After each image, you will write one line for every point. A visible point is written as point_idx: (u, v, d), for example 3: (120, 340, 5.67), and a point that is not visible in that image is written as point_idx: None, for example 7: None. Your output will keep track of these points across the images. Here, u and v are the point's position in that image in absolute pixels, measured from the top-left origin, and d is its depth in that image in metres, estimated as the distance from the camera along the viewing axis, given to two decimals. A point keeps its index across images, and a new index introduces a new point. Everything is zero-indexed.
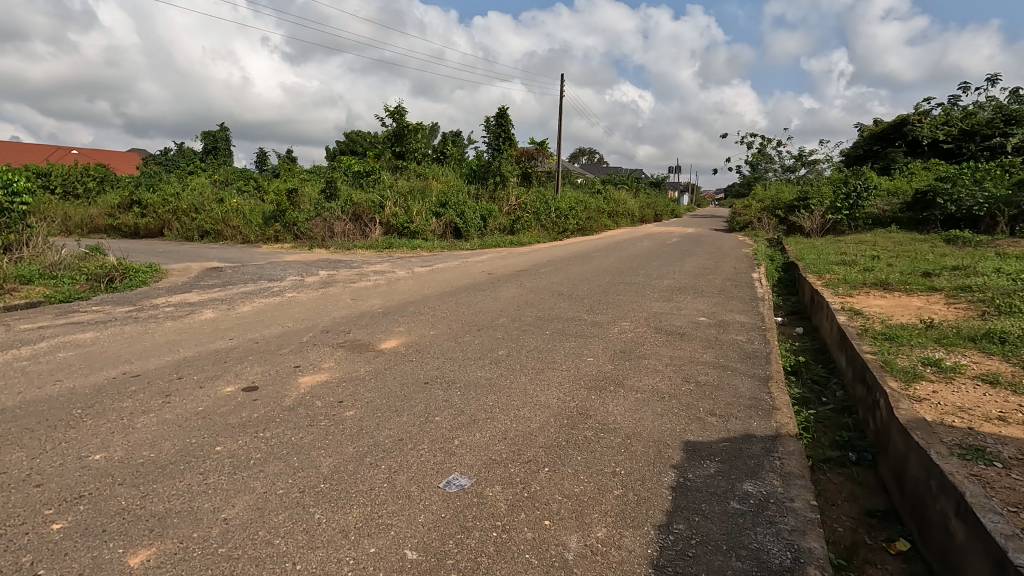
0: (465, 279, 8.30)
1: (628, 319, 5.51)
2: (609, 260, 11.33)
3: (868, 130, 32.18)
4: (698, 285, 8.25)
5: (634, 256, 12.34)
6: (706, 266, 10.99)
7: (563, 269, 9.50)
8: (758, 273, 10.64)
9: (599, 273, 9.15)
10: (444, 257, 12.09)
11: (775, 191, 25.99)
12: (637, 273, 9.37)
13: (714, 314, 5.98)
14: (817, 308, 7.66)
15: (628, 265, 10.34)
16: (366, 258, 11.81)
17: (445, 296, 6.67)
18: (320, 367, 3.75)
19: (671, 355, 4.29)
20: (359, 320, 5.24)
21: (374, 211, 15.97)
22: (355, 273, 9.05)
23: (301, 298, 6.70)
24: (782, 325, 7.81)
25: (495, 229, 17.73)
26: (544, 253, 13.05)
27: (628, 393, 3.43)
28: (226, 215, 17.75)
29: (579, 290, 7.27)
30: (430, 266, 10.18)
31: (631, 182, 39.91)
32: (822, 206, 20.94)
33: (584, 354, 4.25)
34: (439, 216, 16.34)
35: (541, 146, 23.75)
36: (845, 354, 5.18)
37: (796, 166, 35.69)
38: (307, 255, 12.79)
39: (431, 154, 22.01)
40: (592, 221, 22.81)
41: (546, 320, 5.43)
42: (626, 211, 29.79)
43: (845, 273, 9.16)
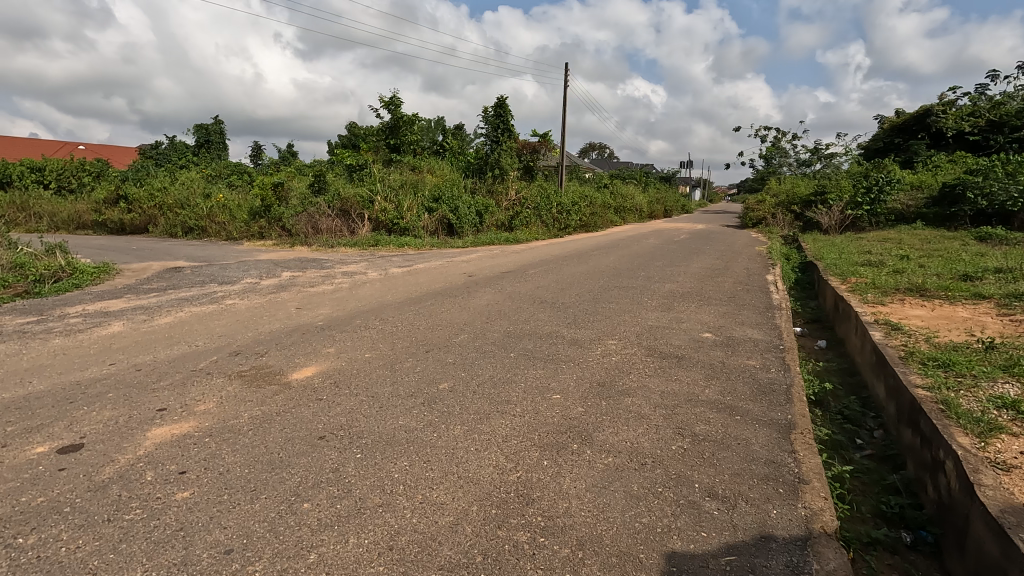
0: (441, 282, 7.39)
1: (615, 337, 4.54)
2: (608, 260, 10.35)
3: (889, 122, 30.78)
4: (704, 289, 7.26)
5: (637, 255, 11.34)
6: (715, 267, 9.97)
7: (554, 270, 8.56)
8: (773, 275, 9.60)
9: (593, 275, 8.19)
10: (429, 256, 11.20)
11: (790, 185, 24.78)
12: (636, 275, 8.38)
13: (722, 329, 4.99)
14: (843, 318, 6.63)
15: (629, 266, 9.36)
16: (346, 257, 10.97)
17: (408, 303, 5.76)
18: (192, 410, 2.84)
19: (662, 390, 3.31)
20: (289, 336, 4.36)
21: (363, 207, 15.16)
22: (323, 274, 8.18)
23: (243, 305, 5.82)
24: (801, 338, 6.79)
25: (492, 226, 16.81)
26: (540, 251, 12.08)
27: (595, 456, 2.47)
28: (212, 211, 17.00)
29: (566, 296, 6.32)
30: (409, 267, 9.29)
31: (640, 176, 38.79)
32: (841, 201, 19.76)
33: (548, 389, 3.29)
34: (431, 211, 15.43)
35: (544, 138, 22.72)
36: (883, 383, 4.18)
37: (812, 159, 34.32)
38: (286, 253, 11.96)
39: (429, 147, 21.11)
40: (596, 217, 21.80)
41: (514, 336, 4.49)
42: (633, 206, 28.70)
43: (873, 277, 8.09)
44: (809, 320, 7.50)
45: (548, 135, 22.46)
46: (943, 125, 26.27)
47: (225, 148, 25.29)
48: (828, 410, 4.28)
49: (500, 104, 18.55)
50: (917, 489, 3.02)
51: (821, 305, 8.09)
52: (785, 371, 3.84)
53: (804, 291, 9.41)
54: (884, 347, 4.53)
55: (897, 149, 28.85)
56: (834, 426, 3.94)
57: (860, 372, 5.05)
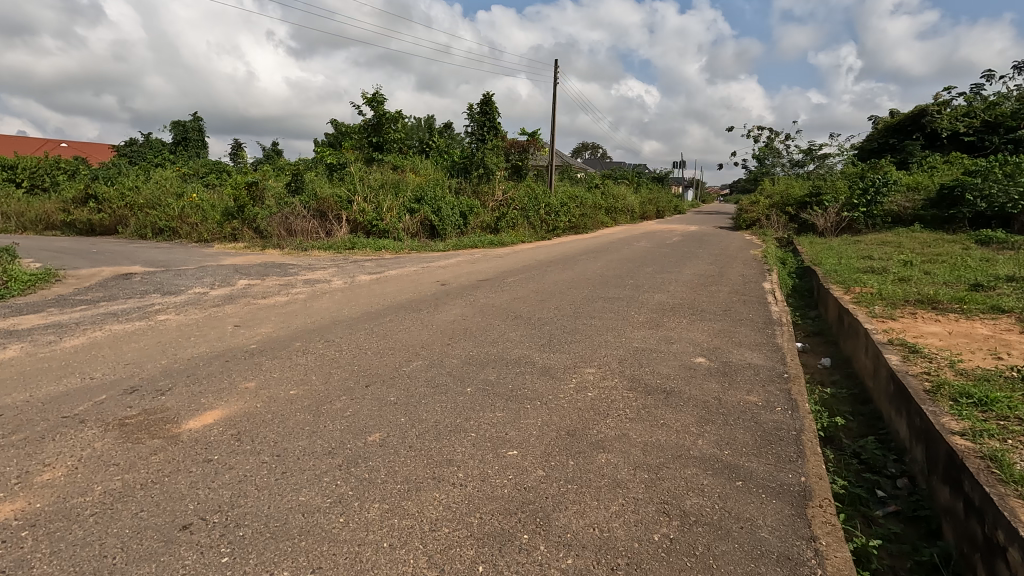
0: (409, 292, 6.74)
1: (593, 364, 3.91)
2: (595, 265, 9.73)
3: (883, 122, 30.39)
4: (696, 300, 6.66)
5: (626, 260, 10.72)
6: (709, 273, 9.39)
7: (537, 278, 7.93)
8: (770, 282, 9.03)
9: (578, 284, 7.56)
10: (405, 260, 10.56)
11: (785, 186, 24.31)
12: (623, 283, 7.77)
13: (717, 352, 4.37)
14: (848, 334, 6.05)
15: (616, 273, 8.75)
16: (317, 262, 10.31)
17: (364, 319, 5.11)
18: (31, 481, 2.18)
19: (645, 443, 2.68)
20: (209, 364, 3.70)
21: (340, 208, 14.48)
22: (283, 282, 7.51)
23: (177, 320, 5.15)
24: (803, 355, 6.18)
25: (477, 227, 16.18)
26: (524, 255, 11.47)
27: (549, 556, 1.84)
28: (184, 212, 16.26)
29: (544, 310, 5.70)
30: (380, 273, 8.62)
31: (632, 176, 38.29)
32: (837, 203, 19.27)
33: (502, 441, 2.65)
34: (413, 213, 14.79)
35: (533, 137, 22.09)
36: (906, 421, 3.57)
37: (805, 160, 33.90)
38: (254, 257, 11.27)
39: (414, 145, 20.42)
40: (586, 218, 21.22)
41: (474, 364, 3.84)
42: (625, 207, 28.16)
43: (878, 285, 7.53)
44: (810, 335, 6.91)
45: (537, 134, 21.85)
46: (937, 125, 25.92)
47: (204, 146, 24.49)
48: (842, 451, 3.66)
49: (486, 101, 17.91)
50: (962, 570, 2.41)
51: (823, 318, 7.50)
52: (793, 410, 3.22)
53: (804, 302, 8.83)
54: (904, 375, 3.92)
55: (892, 149, 28.45)
56: (850, 474, 3.33)
57: (873, 400, 4.45)
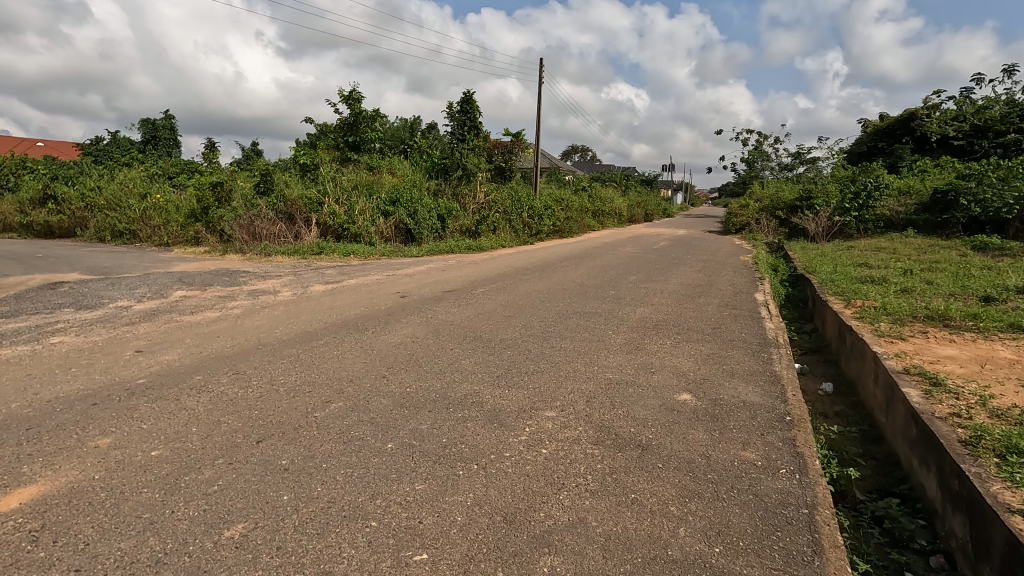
0: (362, 306, 6.00)
1: (553, 406, 3.19)
2: (575, 273, 9.03)
3: (872, 126, 30.09)
4: (683, 315, 5.98)
5: (609, 268, 10.04)
6: (697, 282, 8.75)
7: (509, 289, 7.22)
8: (763, 292, 8.41)
9: (553, 296, 6.85)
10: (372, 267, 9.80)
11: (775, 190, 23.84)
12: (603, 295, 7.08)
13: (705, 385, 3.67)
14: (850, 355, 5.41)
15: (597, 283, 8.05)
16: (277, 269, 9.55)
17: (295, 343, 4.36)
18: None
19: (608, 538, 1.97)
20: (69, 409, 2.93)
21: (310, 210, 13.70)
22: (224, 293, 6.73)
23: (73, 343, 4.36)
24: (802, 378, 5.52)
25: (456, 231, 15.47)
26: (501, 262, 10.75)
27: None
28: (146, 214, 15.38)
29: (509, 330, 4.98)
30: (339, 283, 7.87)
31: (620, 179, 37.77)
32: (828, 207, 18.76)
33: (409, 538, 1.92)
34: (388, 216, 14.08)
35: (517, 138, 21.41)
36: (938, 478, 2.90)
37: (794, 164, 33.52)
38: (210, 263, 10.47)
39: (393, 146, 19.64)
40: (572, 222, 20.58)
41: (406, 407, 3.11)
42: (612, 210, 27.56)
43: (879, 297, 6.92)
44: (808, 355, 6.26)
45: (521, 134, 21.19)
46: (926, 129, 25.62)
47: (176, 145, 23.51)
48: (858, 512, 2.99)
49: (467, 99, 17.20)
50: None
51: (821, 334, 6.87)
52: (802, 475, 2.52)
53: (799, 316, 8.20)
54: (927, 416, 3.26)
55: (881, 153, 28.11)
56: (872, 550, 2.64)
57: (887, 440, 3.79)
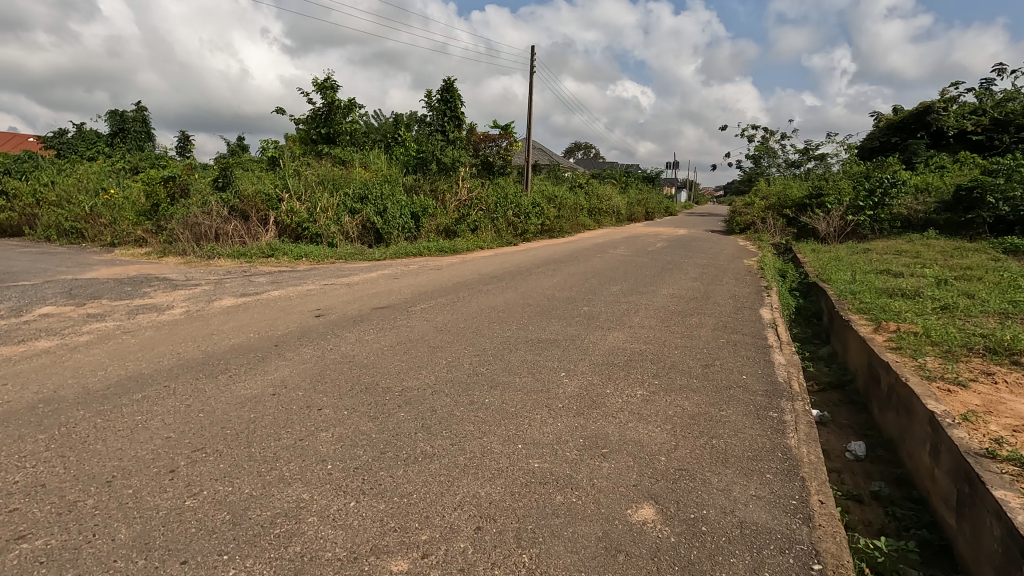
0: (254, 332, 4.68)
1: (412, 549, 1.86)
2: (548, 283, 7.71)
3: (884, 119, 28.51)
4: (668, 345, 4.63)
5: (591, 275, 8.71)
6: (692, 293, 7.42)
7: (458, 305, 5.90)
8: (769, 306, 7.07)
9: (509, 316, 5.52)
10: (316, 273, 8.49)
11: (782, 187, 22.41)
12: (571, 313, 5.75)
13: (683, 486, 2.33)
14: (887, 405, 4.08)
15: (571, 296, 6.72)
16: (206, 275, 8.29)
17: (99, 398, 3.05)
18: None
19: None
20: None
21: (267, 207, 12.45)
22: (98, 311, 5.42)
23: None
24: (823, 432, 4.18)
25: (432, 231, 14.17)
26: (469, 267, 9.43)
27: None
28: (95, 211, 14.14)
29: (424, 373, 3.65)
30: (258, 295, 6.56)
31: (620, 176, 36.31)
32: (841, 205, 17.31)
33: None
34: (354, 214, 12.80)
35: (506, 130, 20.05)
36: None
37: (802, 160, 32.02)
38: (137, 268, 9.22)
39: (372, 139, 18.32)
40: (563, 221, 19.25)
41: (143, 552, 1.78)
42: (609, 208, 26.15)
43: (916, 317, 5.56)
44: (829, 398, 4.90)
45: (510, 126, 19.83)
46: (943, 123, 24.11)
47: (146, 138, 22.18)
48: None
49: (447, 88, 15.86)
50: None
51: (844, 365, 5.52)
52: None
53: (813, 339, 6.89)
54: None
55: (894, 148, 26.58)
56: None
57: (967, 567, 2.46)
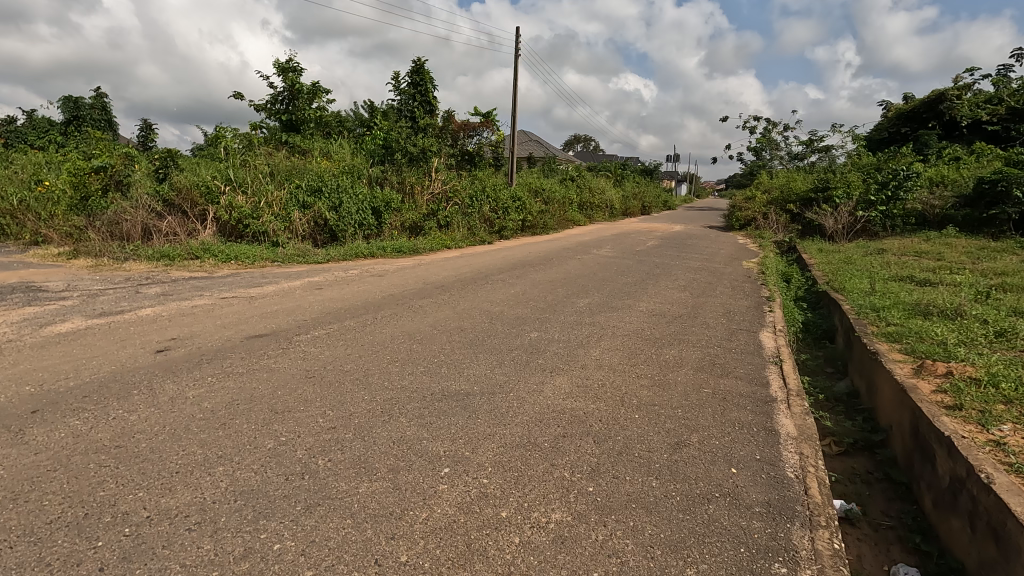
0: (38, 380, 3.26)
1: None
2: (500, 295, 6.29)
3: (893, 108, 26.95)
4: (625, 402, 3.24)
5: (559, 283, 7.31)
6: (676, 308, 6.05)
7: (364, 332, 4.51)
8: (772, 326, 5.69)
9: (423, 349, 4.13)
10: (224, 283, 7.03)
11: (786, 180, 20.94)
12: (509, 345, 4.35)
13: None
14: (951, 507, 2.71)
15: (521, 315, 5.34)
16: (93, 284, 6.89)
17: None
18: None
19: None
20: None
21: (205, 201, 11.04)
22: None
23: None
24: (854, 542, 2.81)
25: (396, 228, 12.77)
26: (418, 273, 8.01)
27: None
28: (23, 205, 12.74)
29: (213, 474, 2.27)
30: (122, 314, 5.15)
31: (616, 169, 34.75)
32: (849, 200, 15.85)
33: None
34: (305, 209, 11.39)
35: (488, 118, 18.58)
36: None
37: (806, 152, 30.48)
38: (27, 273, 7.81)
39: (341, 127, 16.88)
40: (548, 216, 17.85)
41: None
42: (602, 202, 24.66)
43: (968, 350, 4.16)
44: (854, 471, 3.53)
45: (492, 114, 18.36)
46: (956, 112, 22.60)
47: (105, 127, 20.73)
48: None
49: (417, 69, 14.41)
50: None
51: (872, 416, 4.15)
52: None
53: (826, 370, 5.52)
54: None
55: (904, 139, 25.04)
56: None
57: None
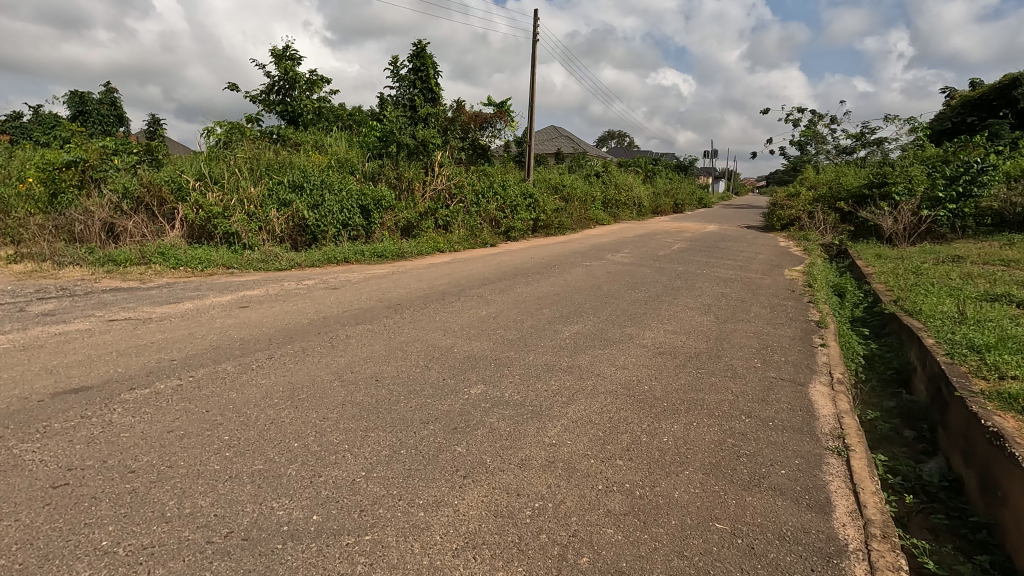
0: None
1: None
2: (461, 322, 4.87)
3: (958, 96, 24.23)
4: (566, 567, 1.78)
5: (548, 302, 5.87)
6: (692, 341, 4.54)
7: (229, 387, 3.15)
8: (829, 369, 4.10)
9: (289, 423, 2.73)
10: (139, 298, 5.80)
11: (835, 175, 18.83)
12: (426, 413, 2.93)
13: None
14: None
15: (471, 356, 3.92)
16: None
17: None
18: None
19: None
20: None
21: (175, 198, 9.96)
22: None
23: None
24: None
25: (388, 228, 11.51)
26: (381, 284, 6.67)
27: None
28: None
29: None
30: None
31: (647, 165, 32.86)
32: (911, 197, 13.79)
33: None
34: (283, 207, 10.19)
35: (501, 109, 17.18)
36: None
37: (855, 146, 27.92)
38: None
39: (343, 119, 15.73)
40: (565, 214, 16.35)
41: None
42: (629, 200, 22.91)
43: None
44: None
45: (506, 104, 16.95)
46: None
47: (112, 123, 20.16)
48: None
49: (419, 53, 13.12)
50: None
51: (1004, 550, 2.57)
52: None
53: (907, 441, 3.90)
54: None
55: (970, 130, 22.38)
56: None
57: None
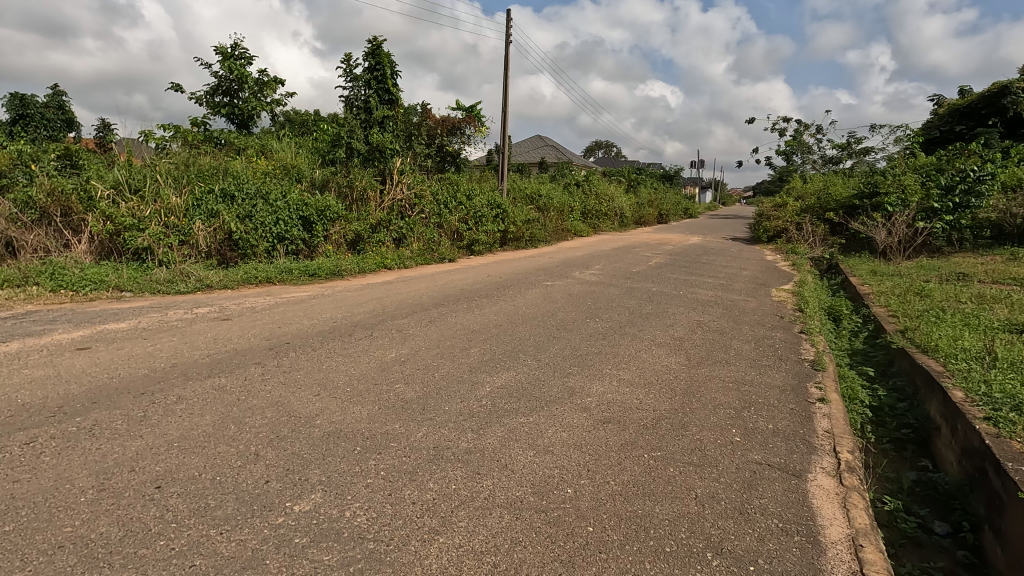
0: None
1: None
2: (351, 372, 3.70)
3: (946, 104, 23.51)
4: None
5: (481, 337, 4.73)
6: (649, 398, 3.42)
7: None
8: (832, 441, 3.01)
9: None
10: None
11: (823, 185, 17.98)
12: (186, 564, 1.78)
13: None
14: None
15: (331, 434, 2.76)
16: None
17: None
18: None
19: None
20: None
21: (83, 208, 8.73)
22: None
23: None
24: None
25: (334, 241, 10.35)
26: (286, 313, 5.48)
27: None
28: None
29: None
30: None
31: (632, 174, 31.97)
32: (904, 208, 12.86)
33: None
34: (209, 218, 9.01)
35: (471, 113, 16.16)
36: None
37: (842, 156, 27.18)
38: None
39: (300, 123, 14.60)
40: (539, 226, 15.26)
41: None
42: (610, 210, 21.93)
43: None
44: None
45: (475, 108, 15.92)
46: None
47: (60, 127, 18.97)
48: None
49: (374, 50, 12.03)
50: None
51: None
52: None
53: (941, 548, 2.79)
54: None
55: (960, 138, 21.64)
56: None
57: None
